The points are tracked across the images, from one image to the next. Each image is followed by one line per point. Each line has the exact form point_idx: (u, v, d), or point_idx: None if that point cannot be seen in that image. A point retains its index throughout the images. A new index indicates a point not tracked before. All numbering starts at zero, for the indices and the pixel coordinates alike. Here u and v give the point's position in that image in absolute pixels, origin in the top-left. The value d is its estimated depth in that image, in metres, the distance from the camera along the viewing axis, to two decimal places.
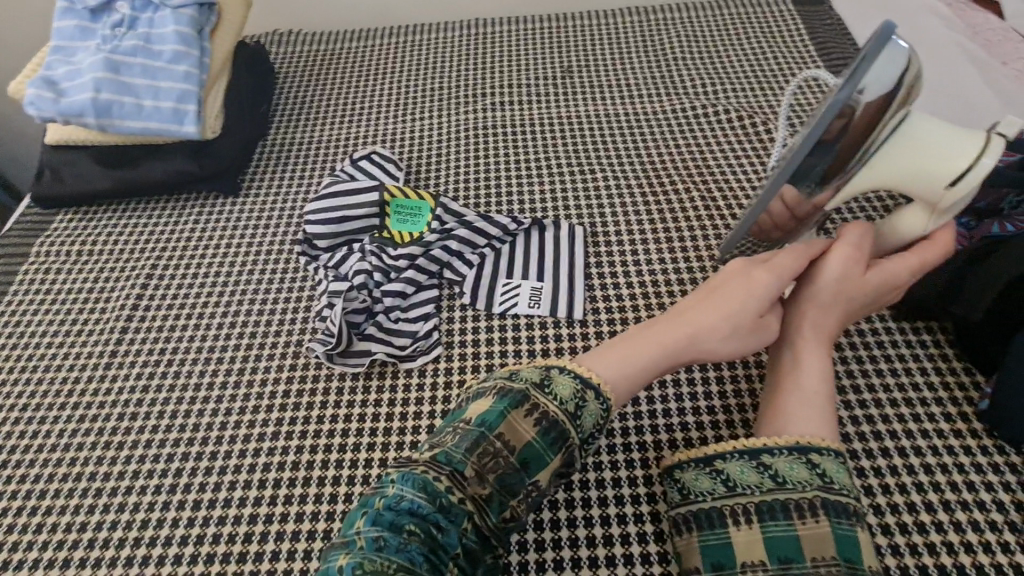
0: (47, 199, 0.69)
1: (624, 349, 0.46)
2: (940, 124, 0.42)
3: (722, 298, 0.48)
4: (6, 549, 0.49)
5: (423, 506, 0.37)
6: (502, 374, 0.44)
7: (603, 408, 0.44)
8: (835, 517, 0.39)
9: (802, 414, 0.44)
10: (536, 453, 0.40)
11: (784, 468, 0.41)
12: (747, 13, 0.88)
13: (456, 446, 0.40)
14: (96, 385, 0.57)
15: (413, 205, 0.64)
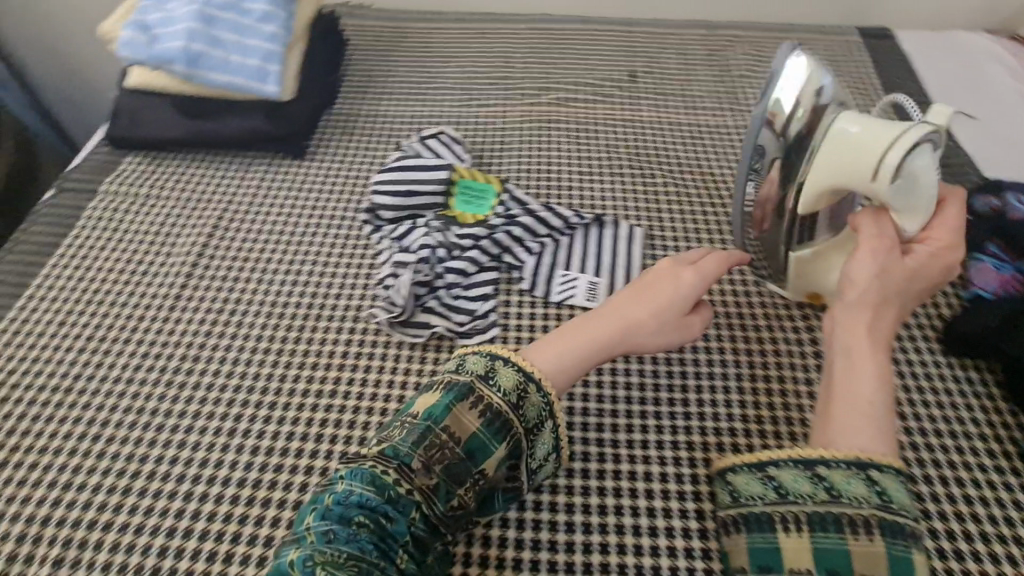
0: (121, 141, 0.71)
1: (562, 341, 0.46)
2: (867, 124, 0.43)
3: (655, 291, 0.48)
4: (67, 470, 0.50)
5: (371, 499, 0.37)
6: (451, 366, 0.44)
7: (543, 400, 0.44)
8: (892, 537, 0.35)
9: (864, 420, 0.38)
10: (481, 444, 0.41)
11: (842, 483, 0.36)
12: (812, 37, 0.90)
13: (403, 440, 0.40)
14: (161, 326, 0.59)
15: (480, 188, 0.66)
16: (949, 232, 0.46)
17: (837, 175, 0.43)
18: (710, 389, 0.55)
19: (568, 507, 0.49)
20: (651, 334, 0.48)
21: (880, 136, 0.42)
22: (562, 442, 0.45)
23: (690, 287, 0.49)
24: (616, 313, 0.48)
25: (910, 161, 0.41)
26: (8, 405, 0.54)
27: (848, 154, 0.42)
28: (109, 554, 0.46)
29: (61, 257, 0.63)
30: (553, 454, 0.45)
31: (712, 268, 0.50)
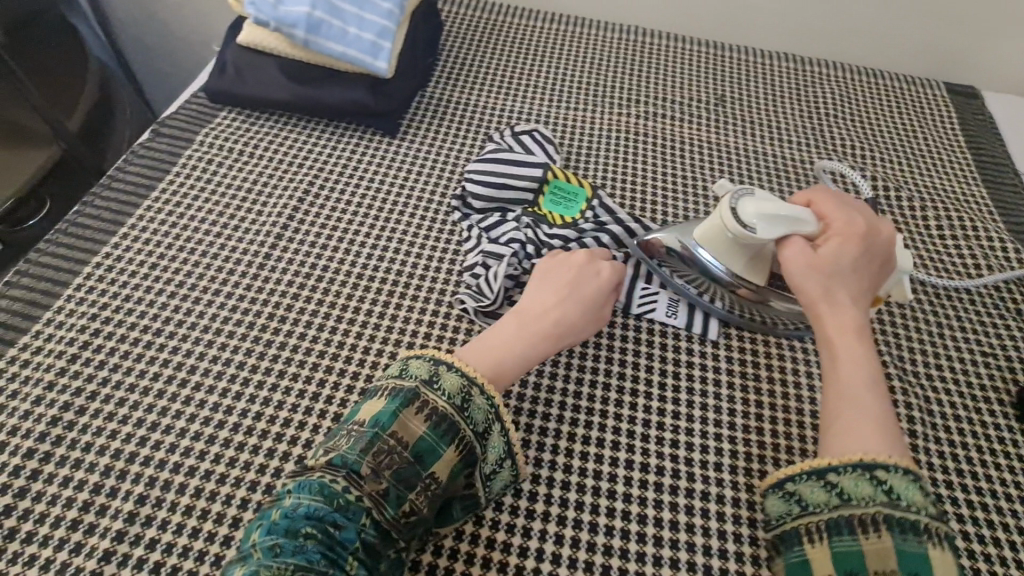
0: (220, 94, 0.71)
1: (503, 345, 0.51)
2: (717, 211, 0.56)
3: (577, 288, 0.56)
4: (155, 412, 0.52)
5: (320, 509, 0.40)
6: (394, 374, 0.48)
7: (489, 404, 0.47)
8: (901, 533, 0.39)
9: (855, 420, 0.44)
10: (429, 446, 0.44)
11: (850, 486, 0.41)
12: (911, 88, 0.87)
13: (350, 448, 0.43)
14: (249, 282, 0.60)
15: (571, 190, 0.66)
16: (851, 218, 0.52)
17: (738, 254, 0.55)
18: (784, 422, 0.55)
19: (640, 518, 0.49)
20: (579, 325, 0.55)
21: (712, 222, 0.55)
22: (512, 445, 0.48)
23: (606, 281, 0.57)
24: (546, 307, 0.54)
25: (744, 215, 0.52)
26: (99, 339, 0.55)
27: (727, 240, 0.54)
28: (192, 499, 0.48)
29: (157, 202, 0.65)
30: (508, 460, 0.48)
31: (619, 267, 0.59)
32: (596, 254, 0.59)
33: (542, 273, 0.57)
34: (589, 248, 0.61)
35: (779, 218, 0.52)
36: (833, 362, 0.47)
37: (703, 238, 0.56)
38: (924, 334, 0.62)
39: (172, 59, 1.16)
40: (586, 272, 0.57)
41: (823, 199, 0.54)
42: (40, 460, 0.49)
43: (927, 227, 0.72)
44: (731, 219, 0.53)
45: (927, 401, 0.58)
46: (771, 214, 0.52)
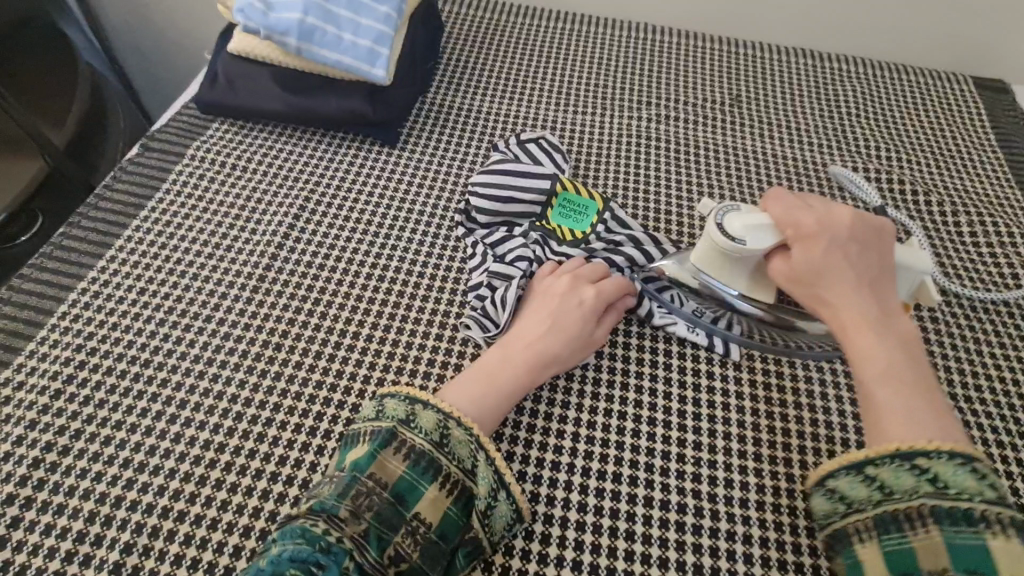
0: (211, 105, 0.68)
1: (487, 378, 0.49)
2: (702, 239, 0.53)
3: (562, 323, 0.52)
4: (143, 450, 0.49)
5: (302, 552, 0.38)
6: (370, 415, 0.46)
7: (469, 435, 0.45)
8: (951, 526, 0.36)
9: (894, 412, 0.40)
10: (409, 484, 0.43)
11: (890, 478, 0.39)
12: (944, 83, 0.80)
13: (330, 494, 0.41)
14: (243, 307, 0.57)
15: (581, 203, 0.62)
16: (794, 212, 0.48)
17: (733, 271, 0.52)
18: (814, 452, 0.51)
19: (662, 562, 0.46)
20: (565, 355, 0.52)
21: (703, 239, 0.52)
22: (505, 474, 0.45)
23: (590, 309, 0.54)
24: (529, 342, 0.51)
25: (731, 229, 0.49)
26: (85, 372, 0.52)
27: (718, 257, 0.51)
28: (183, 547, 0.45)
29: (145, 222, 0.62)
30: (502, 492, 0.45)
31: (610, 289, 0.55)
32: (586, 274, 0.56)
33: (528, 303, 0.55)
34: (577, 263, 0.57)
35: (763, 228, 0.49)
36: (854, 368, 0.43)
37: (699, 258, 0.53)
38: (962, 352, 0.57)
39: (166, 66, 1.13)
40: (569, 303, 0.53)
41: (771, 197, 0.50)
42: (21, 507, 0.46)
43: (963, 236, 0.65)
44: (719, 234, 0.50)
45: (969, 426, 0.53)
46: (757, 224, 0.49)
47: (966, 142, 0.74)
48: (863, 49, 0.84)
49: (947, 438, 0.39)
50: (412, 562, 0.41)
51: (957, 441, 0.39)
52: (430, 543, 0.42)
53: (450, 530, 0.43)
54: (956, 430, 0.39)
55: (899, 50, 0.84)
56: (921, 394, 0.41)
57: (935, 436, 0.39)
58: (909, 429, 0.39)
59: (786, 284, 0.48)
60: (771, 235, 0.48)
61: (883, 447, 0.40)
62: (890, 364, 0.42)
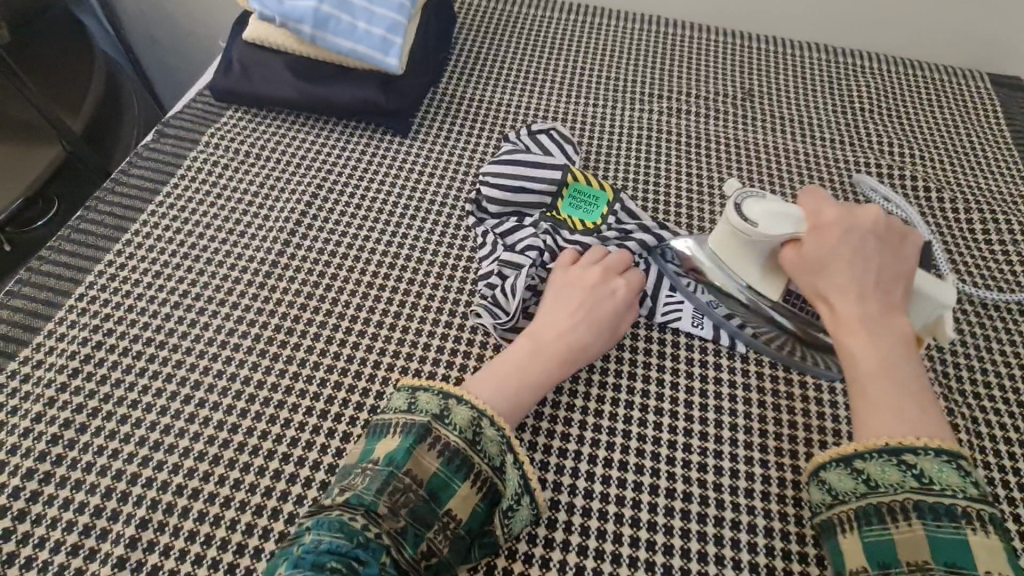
0: (226, 92, 0.69)
1: (516, 374, 0.49)
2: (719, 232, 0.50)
3: (594, 315, 0.53)
4: (158, 429, 0.50)
5: (343, 545, 0.39)
6: (402, 408, 0.47)
7: (501, 435, 0.46)
8: (933, 520, 0.38)
9: (885, 406, 0.41)
10: (443, 482, 0.43)
11: (876, 472, 0.40)
12: (960, 79, 0.80)
13: (366, 488, 0.42)
14: (256, 292, 0.57)
15: (593, 194, 0.62)
16: (824, 209, 0.46)
17: (751, 261, 0.49)
18: (820, 445, 0.51)
19: (666, 549, 0.46)
20: (596, 344, 0.53)
21: (721, 225, 0.50)
22: (530, 479, 0.46)
23: (619, 301, 0.54)
24: (560, 333, 0.52)
25: (747, 211, 0.47)
26: (101, 352, 0.53)
27: (733, 242, 0.49)
28: (196, 524, 0.46)
29: (161, 207, 0.62)
30: (526, 495, 0.45)
31: (636, 282, 0.56)
32: (615, 266, 0.56)
33: (554, 288, 0.55)
34: (605, 254, 0.57)
35: (781, 216, 0.46)
36: (851, 357, 0.43)
37: (715, 241, 0.50)
38: (971, 348, 0.57)
39: (180, 55, 1.14)
40: (602, 296, 0.54)
41: (809, 195, 0.48)
42: (39, 481, 0.47)
43: (976, 233, 0.65)
44: (734, 214, 0.47)
45: (976, 423, 0.53)
46: (776, 211, 0.46)
47: (980, 139, 0.73)
48: (878, 44, 0.84)
49: (934, 435, 0.40)
50: (442, 557, 0.42)
51: (943, 439, 0.40)
52: (460, 540, 0.43)
53: (478, 525, 0.44)
54: (943, 428, 0.41)
55: (915, 46, 0.83)
56: (912, 391, 0.41)
57: (923, 433, 0.40)
58: (898, 424, 0.40)
59: (794, 269, 0.46)
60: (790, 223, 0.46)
61: (872, 439, 0.41)
62: (885, 361, 0.42)
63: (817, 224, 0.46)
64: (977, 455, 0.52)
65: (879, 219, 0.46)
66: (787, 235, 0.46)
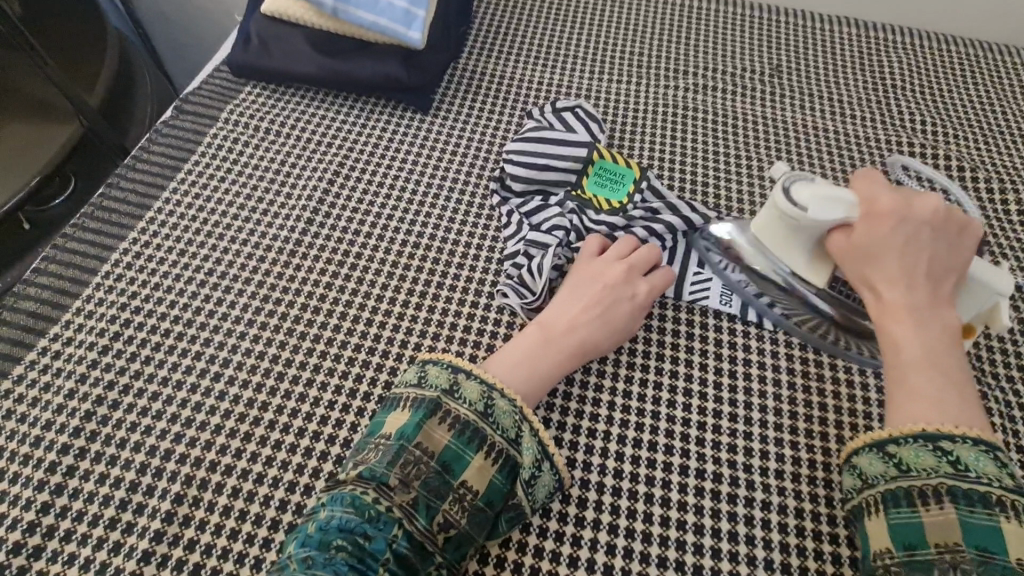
0: (244, 67, 0.67)
1: (539, 360, 0.49)
2: (763, 214, 0.47)
3: (608, 314, 0.52)
4: (190, 407, 0.50)
5: (352, 521, 0.39)
6: (414, 383, 0.47)
7: (513, 407, 0.46)
8: (965, 505, 0.37)
9: (924, 393, 0.40)
10: (456, 455, 0.43)
11: (909, 456, 0.39)
12: (996, 55, 0.77)
13: (379, 462, 0.42)
14: (280, 271, 0.57)
15: (618, 171, 0.61)
16: (879, 195, 0.44)
17: (798, 248, 0.47)
18: (851, 427, 0.51)
19: (696, 528, 0.46)
20: (604, 341, 0.52)
21: (765, 209, 0.47)
22: (548, 445, 0.46)
23: (638, 302, 0.53)
24: (572, 329, 0.51)
25: (797, 194, 0.44)
26: (130, 330, 0.53)
27: (780, 227, 0.46)
28: (231, 499, 0.46)
29: (184, 183, 0.62)
30: (546, 461, 0.45)
31: (661, 283, 0.54)
32: (638, 264, 0.54)
33: (568, 281, 0.54)
34: (633, 247, 0.55)
35: (833, 199, 0.43)
36: (891, 347, 0.42)
37: (760, 226, 0.47)
38: (1007, 331, 0.56)
39: (189, 30, 1.12)
40: (619, 294, 0.52)
41: (863, 177, 0.46)
42: (76, 456, 0.47)
43: (1011, 214, 0.63)
44: (782, 198, 0.44)
45: (1010, 406, 0.53)
46: (827, 196, 0.44)
47: (1018, 119, 0.71)
48: (911, 19, 0.81)
49: (970, 424, 0.39)
50: (460, 528, 0.42)
51: (980, 429, 0.39)
52: (478, 512, 0.42)
53: (497, 497, 0.43)
54: (981, 418, 0.40)
55: (951, 19, 0.80)
56: (953, 380, 0.41)
57: (961, 421, 0.39)
58: (934, 412, 0.40)
59: (842, 259, 0.45)
60: (842, 208, 0.43)
61: (905, 426, 0.40)
62: (928, 349, 0.41)
63: (869, 215, 0.44)
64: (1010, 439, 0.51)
65: (936, 208, 0.43)
66: (838, 219, 0.43)
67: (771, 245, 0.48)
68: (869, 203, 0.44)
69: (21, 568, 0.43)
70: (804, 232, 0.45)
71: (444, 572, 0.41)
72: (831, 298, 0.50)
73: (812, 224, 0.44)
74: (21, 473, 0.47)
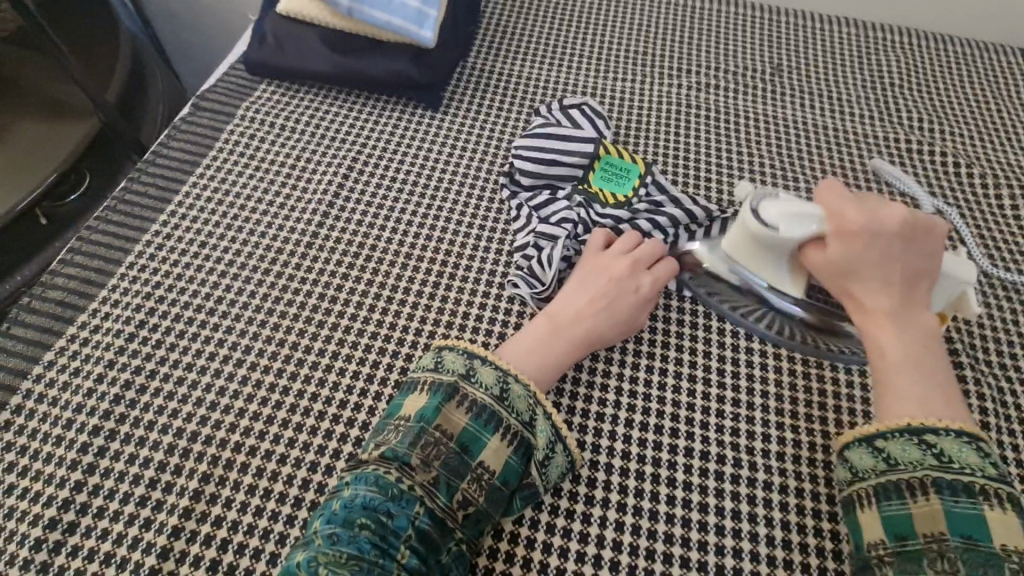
0: (260, 66, 0.69)
1: (551, 348, 0.51)
2: (734, 233, 0.50)
3: (615, 308, 0.54)
4: (213, 391, 0.52)
5: (375, 499, 0.41)
6: (431, 368, 0.48)
7: (527, 391, 0.48)
8: (951, 495, 0.39)
9: (910, 395, 0.42)
10: (472, 436, 0.45)
11: (897, 451, 0.41)
12: (991, 55, 0.79)
13: (400, 442, 0.44)
14: (298, 261, 0.59)
15: (624, 166, 0.63)
16: (845, 210, 0.45)
17: (768, 262, 0.49)
18: (849, 411, 0.53)
19: (701, 507, 0.48)
20: (614, 332, 0.54)
21: (736, 226, 0.49)
22: (561, 427, 0.48)
23: (644, 295, 0.55)
24: (580, 323, 0.53)
25: (763, 215, 0.46)
26: (155, 318, 0.55)
27: (749, 243, 0.48)
28: (256, 479, 0.48)
29: (203, 177, 0.64)
30: (559, 443, 0.47)
31: (665, 275, 0.56)
32: (642, 257, 0.56)
33: (577, 274, 0.56)
34: (637, 242, 0.57)
35: (798, 216, 0.45)
36: (875, 353, 0.44)
37: (731, 244, 0.50)
38: (998, 320, 0.58)
39: (199, 30, 1.14)
40: (626, 288, 0.54)
41: (827, 191, 0.46)
42: (106, 438, 0.49)
43: (1004, 208, 0.66)
44: (749, 216, 0.47)
45: (1001, 392, 0.55)
46: (796, 212, 0.45)
47: (1011, 117, 0.73)
48: (908, 20, 0.83)
49: (954, 416, 0.41)
50: (479, 506, 0.44)
51: (963, 421, 0.41)
52: (495, 490, 0.44)
53: (513, 476, 0.45)
54: (961, 410, 0.42)
55: (946, 20, 0.82)
56: (935, 378, 0.42)
57: (944, 416, 0.41)
58: (921, 410, 0.41)
59: (819, 271, 0.46)
60: (810, 223, 0.45)
61: (892, 422, 0.42)
62: (909, 352, 0.43)
63: (842, 228, 0.44)
64: (1002, 423, 0.53)
65: (904, 218, 0.45)
66: (809, 234, 0.45)
67: (742, 262, 0.50)
68: (839, 219, 0.45)
69: (56, 543, 0.45)
70: (775, 249, 0.47)
71: (464, 547, 0.43)
72: (807, 305, 0.51)
73: (783, 242, 0.46)
74: (54, 454, 0.49)
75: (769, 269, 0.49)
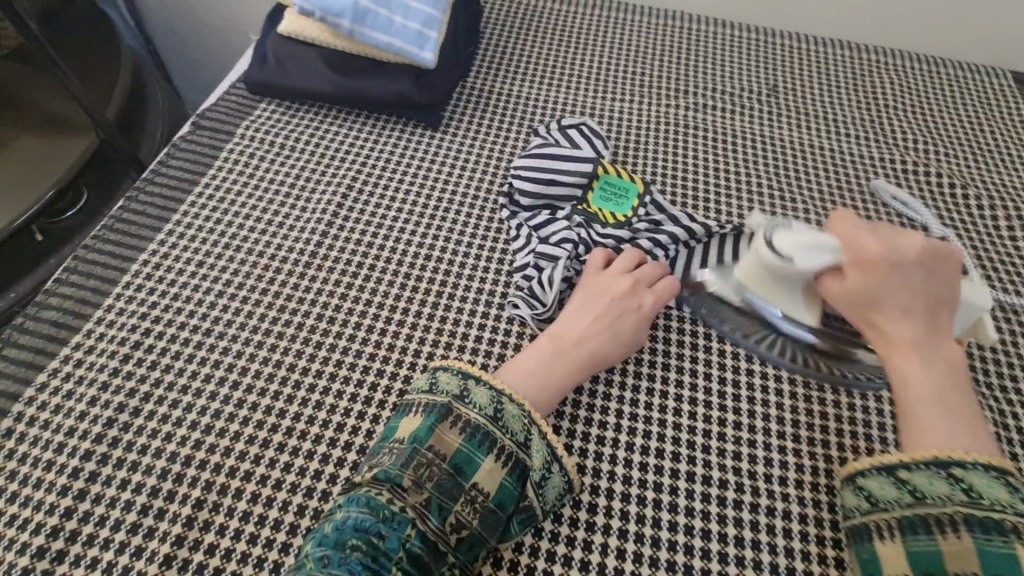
0: (262, 86, 0.69)
1: (550, 371, 0.51)
2: (749, 270, 0.50)
3: (619, 327, 0.53)
4: (209, 414, 0.51)
5: (366, 520, 0.41)
6: (425, 389, 0.48)
7: (522, 411, 0.47)
8: (982, 534, 0.37)
9: (935, 428, 0.42)
10: (466, 458, 0.44)
11: (923, 483, 0.40)
12: (984, 77, 0.80)
13: (392, 464, 0.44)
14: (296, 283, 0.59)
15: (623, 185, 0.63)
16: (862, 242, 0.45)
17: (786, 293, 0.50)
18: (851, 435, 0.52)
19: (704, 533, 0.48)
20: (614, 355, 0.53)
21: (747, 259, 0.51)
22: (556, 447, 0.47)
23: (647, 313, 0.55)
24: (583, 343, 0.52)
25: (779, 245, 0.47)
26: (151, 339, 0.55)
27: (766, 275, 0.49)
28: (250, 504, 0.47)
29: (202, 197, 0.64)
30: (555, 463, 0.47)
31: (666, 292, 0.56)
32: (642, 277, 0.56)
33: (575, 297, 0.56)
34: (637, 262, 0.58)
35: (815, 245, 0.46)
36: (899, 388, 0.44)
37: (745, 276, 0.51)
38: (999, 342, 0.58)
39: (198, 46, 1.14)
40: (628, 307, 0.54)
41: (840, 221, 0.47)
42: (99, 462, 0.49)
43: (1001, 230, 0.66)
44: (765, 249, 0.48)
45: (1003, 415, 0.54)
46: (807, 242, 0.47)
47: (1006, 139, 0.74)
48: (903, 43, 0.84)
49: (979, 450, 0.40)
50: (472, 529, 0.43)
51: (992, 455, 0.40)
52: (490, 513, 0.44)
53: (508, 499, 0.44)
54: (989, 442, 0.41)
55: (938, 43, 0.83)
56: (963, 414, 0.42)
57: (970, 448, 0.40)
58: (946, 441, 0.41)
59: (839, 301, 0.46)
60: (822, 253, 0.46)
61: (916, 455, 0.42)
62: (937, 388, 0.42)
63: (860, 260, 0.45)
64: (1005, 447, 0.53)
65: (923, 247, 0.45)
66: (823, 265, 0.46)
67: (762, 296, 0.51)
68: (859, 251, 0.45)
69: (44, 571, 0.44)
70: (790, 279, 0.48)
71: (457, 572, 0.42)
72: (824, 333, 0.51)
73: (799, 270, 0.47)
74: (44, 479, 0.48)
75: (786, 300, 0.50)
